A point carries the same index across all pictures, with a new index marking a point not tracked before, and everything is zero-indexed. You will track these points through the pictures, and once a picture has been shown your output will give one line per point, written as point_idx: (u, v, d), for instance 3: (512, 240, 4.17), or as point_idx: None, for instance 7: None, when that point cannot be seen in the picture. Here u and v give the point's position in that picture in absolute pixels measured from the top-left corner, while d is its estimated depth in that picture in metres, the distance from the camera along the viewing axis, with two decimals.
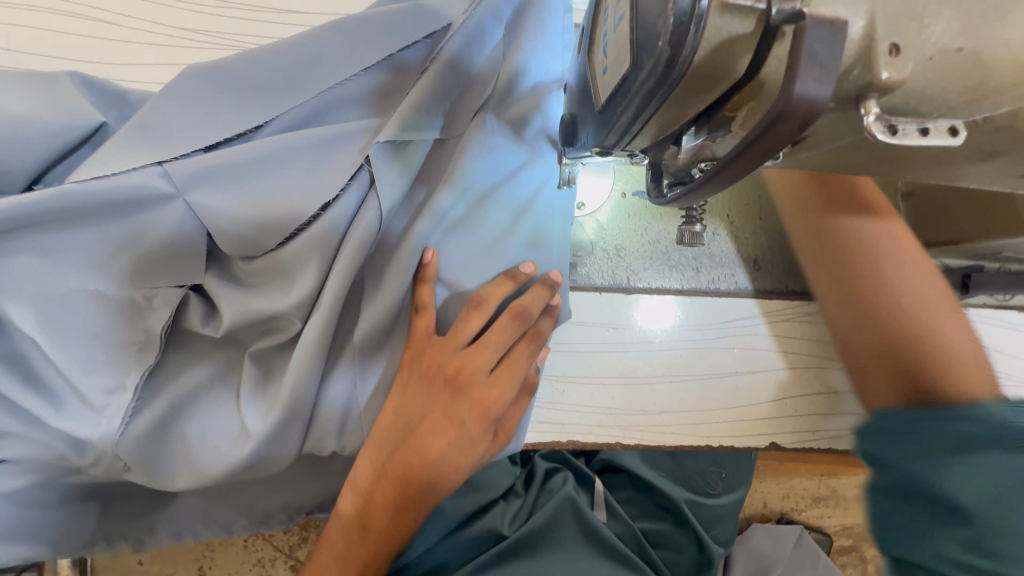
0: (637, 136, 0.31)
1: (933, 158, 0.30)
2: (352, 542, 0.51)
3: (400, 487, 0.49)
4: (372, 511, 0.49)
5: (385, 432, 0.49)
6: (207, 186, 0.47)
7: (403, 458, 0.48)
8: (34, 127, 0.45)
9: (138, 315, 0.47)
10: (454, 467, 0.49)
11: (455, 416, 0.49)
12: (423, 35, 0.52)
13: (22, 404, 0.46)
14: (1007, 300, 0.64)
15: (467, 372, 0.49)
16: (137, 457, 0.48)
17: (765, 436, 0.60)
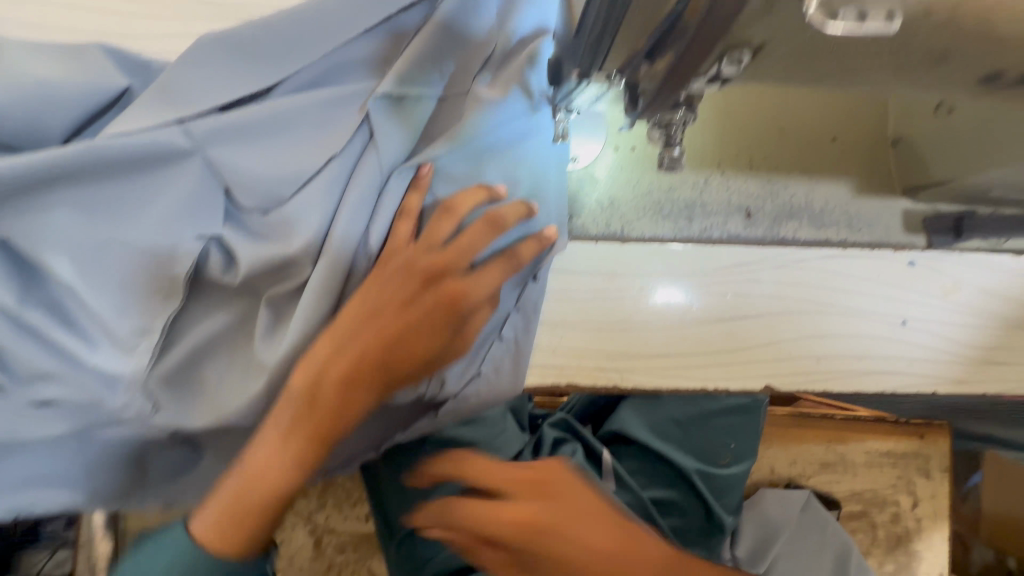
0: (608, 52, 0.34)
1: (887, 62, 0.32)
2: (301, 415, 0.49)
3: (364, 370, 0.50)
4: (328, 382, 0.49)
5: (352, 316, 0.50)
6: (224, 142, 0.50)
7: (372, 336, 0.50)
8: (66, 90, 0.48)
9: (163, 265, 0.50)
10: (420, 353, 0.52)
11: (424, 304, 0.52)
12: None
13: (63, 345, 0.50)
14: (1001, 244, 0.65)
15: (441, 269, 0.52)
16: (164, 392, 0.54)
17: (759, 379, 0.63)
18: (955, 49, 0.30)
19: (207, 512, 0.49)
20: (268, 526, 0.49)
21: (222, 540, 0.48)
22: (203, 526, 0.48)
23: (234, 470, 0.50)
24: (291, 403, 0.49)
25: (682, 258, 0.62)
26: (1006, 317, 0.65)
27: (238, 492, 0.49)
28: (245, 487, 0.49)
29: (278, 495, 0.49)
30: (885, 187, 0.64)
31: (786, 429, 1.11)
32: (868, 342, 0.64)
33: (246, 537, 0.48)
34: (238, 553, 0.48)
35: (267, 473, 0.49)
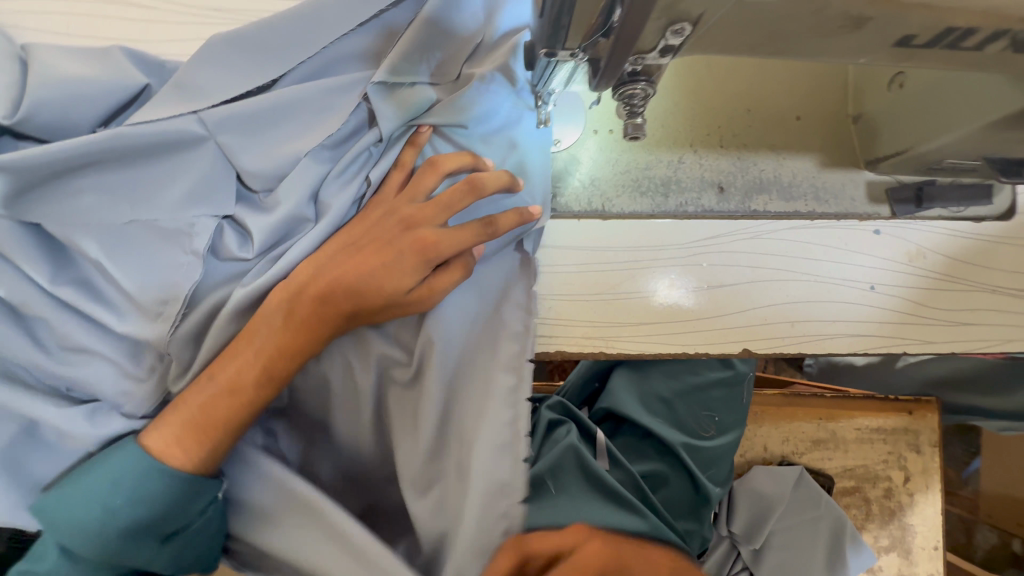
0: (568, 29, 0.37)
1: (808, 26, 0.36)
2: (271, 332, 0.55)
3: (331, 292, 0.55)
4: (300, 305, 0.55)
5: (336, 245, 0.57)
6: (234, 131, 0.56)
7: (346, 266, 0.55)
8: (94, 86, 0.54)
9: (181, 241, 0.56)
10: (381, 289, 0.55)
11: (396, 244, 0.56)
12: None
13: (92, 315, 0.56)
14: (962, 211, 0.69)
15: (419, 218, 0.56)
16: (184, 357, 0.58)
17: (737, 343, 0.67)
18: (868, 13, 0.35)
19: (173, 413, 0.56)
20: (222, 431, 0.56)
21: (181, 438, 0.55)
22: (158, 435, 0.55)
23: (202, 376, 0.57)
24: (272, 314, 0.55)
25: (659, 231, 0.67)
26: (967, 279, 0.69)
27: (201, 398, 0.55)
28: (208, 391, 0.55)
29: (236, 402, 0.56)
30: (849, 159, 0.68)
31: (778, 407, 1.15)
32: (838, 306, 0.68)
33: (202, 438, 0.55)
34: (191, 452, 0.55)
35: (229, 379, 0.55)
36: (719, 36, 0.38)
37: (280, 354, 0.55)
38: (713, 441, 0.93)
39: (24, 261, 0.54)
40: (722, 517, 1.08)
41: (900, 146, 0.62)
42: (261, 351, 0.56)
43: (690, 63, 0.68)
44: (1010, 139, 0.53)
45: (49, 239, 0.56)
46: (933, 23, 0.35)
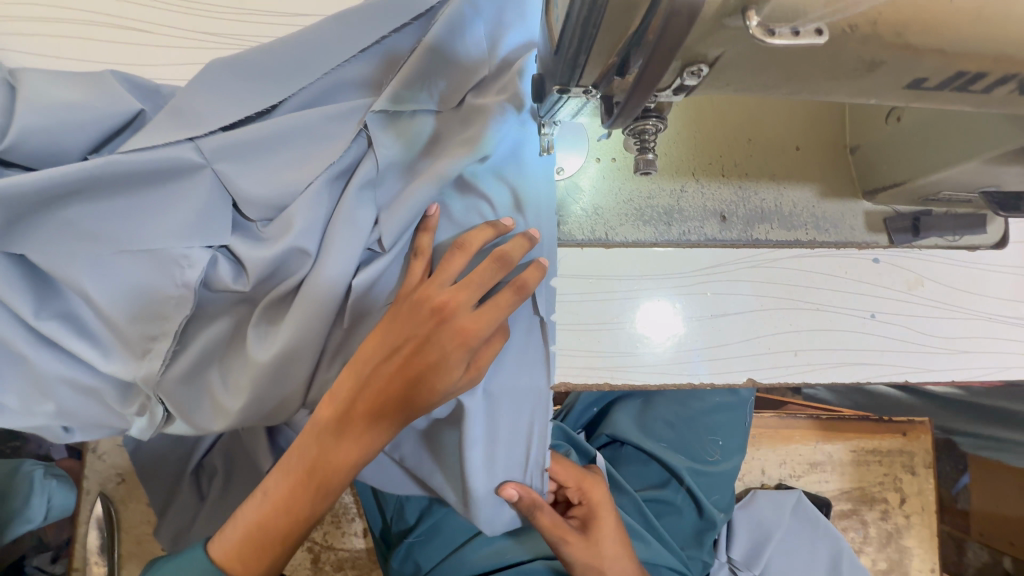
0: (585, 66, 0.36)
1: (822, 69, 0.35)
2: (323, 450, 0.50)
3: (381, 401, 0.49)
4: (356, 413, 0.49)
5: (374, 350, 0.50)
6: (232, 157, 0.55)
7: (388, 371, 0.49)
8: (84, 112, 0.52)
9: (173, 274, 0.54)
10: (435, 389, 0.49)
11: (437, 342, 0.48)
12: (411, 18, 0.60)
13: (76, 352, 0.54)
14: (957, 240, 0.70)
15: (450, 305, 0.49)
16: (173, 397, 0.56)
17: (741, 373, 0.67)
18: (883, 57, 0.34)
19: (233, 528, 0.51)
20: (281, 549, 0.50)
21: (245, 558, 0.49)
22: (223, 546, 0.50)
23: (257, 491, 0.52)
24: (322, 428, 0.50)
25: (663, 259, 0.67)
26: (963, 308, 0.70)
27: (253, 513, 0.50)
28: (266, 507, 0.50)
29: (296, 521, 0.50)
30: (846, 190, 0.69)
31: (775, 431, 1.14)
32: (841, 334, 0.69)
33: (259, 557, 0.49)
34: (262, 571, 0.49)
35: (290, 502, 0.50)
36: (732, 81, 0.37)
37: (336, 473, 0.50)
38: (717, 466, 0.93)
39: (5, 297, 0.52)
40: (720, 544, 1.06)
41: (898, 178, 0.62)
42: (318, 474, 0.50)
43: (687, 102, 0.68)
44: (1006, 172, 0.54)
45: (33, 273, 0.53)
46: (946, 67, 0.35)
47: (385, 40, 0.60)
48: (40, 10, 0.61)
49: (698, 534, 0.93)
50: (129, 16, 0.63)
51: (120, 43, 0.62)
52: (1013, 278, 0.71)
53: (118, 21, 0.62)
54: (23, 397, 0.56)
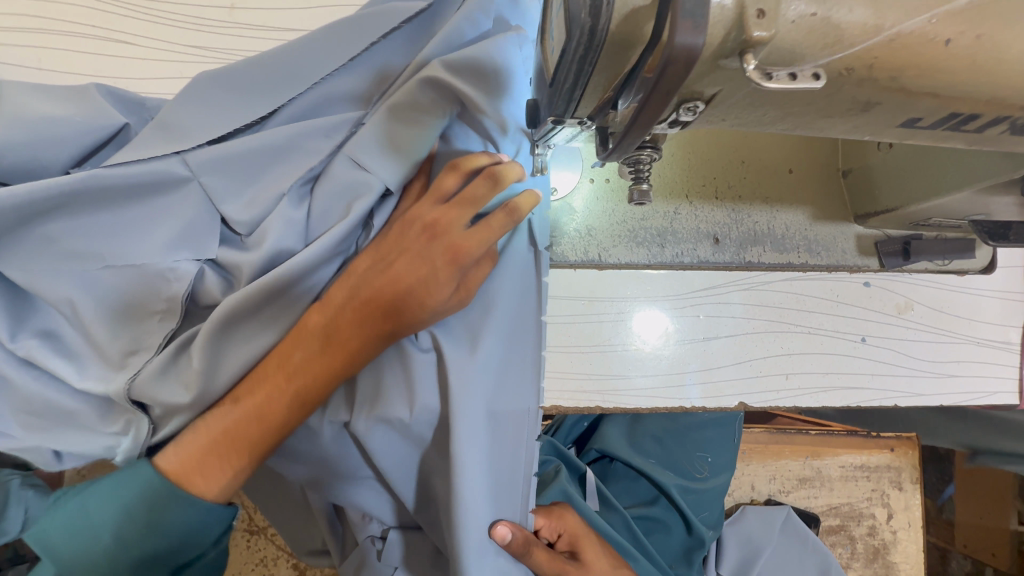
0: (581, 100, 0.36)
1: (816, 106, 0.35)
2: (307, 359, 0.48)
3: (367, 314, 0.47)
4: (341, 324, 0.48)
5: (366, 265, 0.49)
6: (217, 170, 0.53)
7: (377, 282, 0.48)
8: (67, 127, 0.51)
9: (159, 287, 0.52)
10: (420, 304, 0.47)
11: (426, 257, 0.47)
12: (401, 21, 0.58)
13: (49, 367, 0.52)
14: (948, 265, 0.70)
15: (443, 221, 0.48)
16: (148, 392, 0.51)
17: (733, 397, 0.67)
18: (878, 98, 0.34)
19: (198, 433, 0.48)
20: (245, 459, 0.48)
21: (206, 463, 0.48)
22: (183, 452, 0.48)
23: (227, 400, 0.49)
24: (306, 337, 0.48)
25: (656, 281, 0.67)
26: (952, 331, 0.71)
27: (226, 418, 0.48)
28: (235, 414, 0.48)
29: (264, 430, 0.48)
30: (838, 214, 0.69)
31: (765, 446, 1.15)
32: (832, 357, 0.69)
33: (225, 462, 0.48)
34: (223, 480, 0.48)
35: (259, 411, 0.48)
36: (727, 118, 0.37)
37: (312, 386, 0.48)
38: (705, 483, 0.93)
39: None
40: (710, 560, 1.06)
41: (890, 205, 0.62)
42: (293, 384, 0.48)
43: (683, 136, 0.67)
44: (995, 202, 0.54)
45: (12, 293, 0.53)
46: (941, 108, 0.35)
47: (374, 50, 0.58)
48: (23, 21, 0.60)
49: (686, 553, 0.91)
50: (113, 28, 0.61)
51: (106, 56, 0.61)
52: (999, 302, 0.72)
53: (103, 33, 0.61)
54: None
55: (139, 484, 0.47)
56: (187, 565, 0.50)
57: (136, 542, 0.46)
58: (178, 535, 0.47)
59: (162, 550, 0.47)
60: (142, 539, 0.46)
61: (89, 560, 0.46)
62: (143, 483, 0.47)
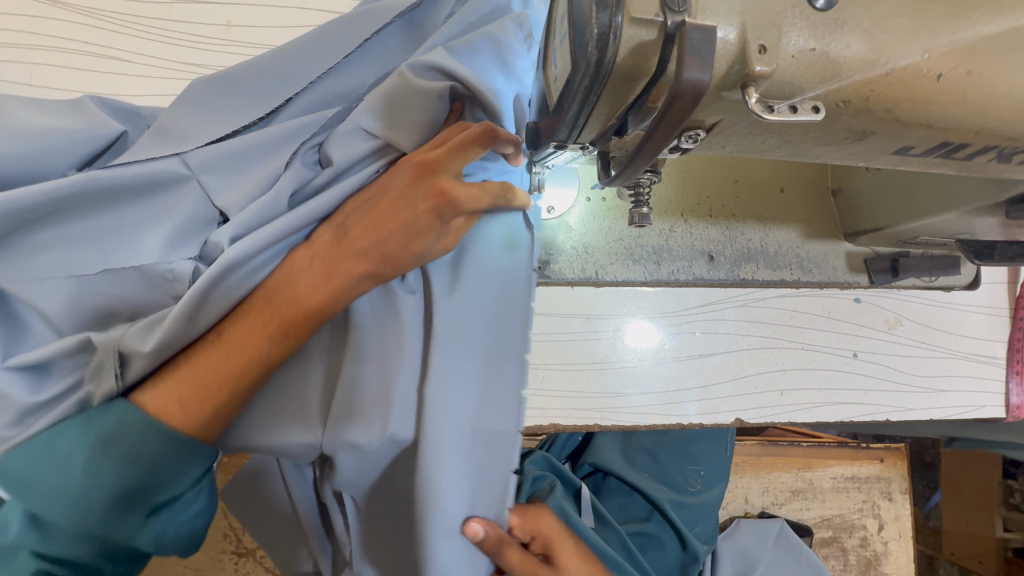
0: (584, 128, 0.36)
1: (814, 135, 0.36)
2: (291, 294, 0.47)
3: (354, 251, 0.47)
4: (326, 259, 0.48)
5: (354, 206, 0.50)
6: (216, 177, 0.53)
7: (365, 218, 0.48)
8: (62, 137, 0.50)
9: (160, 288, 0.50)
10: (403, 244, 0.47)
11: (409, 199, 0.47)
12: (395, 20, 0.57)
13: (34, 356, 0.49)
14: (934, 281, 0.72)
15: (431, 163, 0.46)
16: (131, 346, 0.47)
17: (730, 414, 0.68)
18: (872, 128, 0.35)
19: (175, 371, 0.47)
20: (220, 398, 0.46)
21: (180, 401, 0.46)
22: (159, 392, 0.47)
23: (206, 338, 0.48)
24: (291, 273, 0.48)
25: (652, 298, 0.68)
26: (940, 346, 0.72)
27: (206, 356, 0.47)
28: (213, 351, 0.47)
29: (241, 367, 0.46)
30: (829, 232, 0.71)
31: (758, 458, 1.15)
32: (825, 373, 0.70)
33: (204, 401, 0.46)
34: (194, 421, 0.46)
35: (237, 346, 0.47)
36: (727, 145, 0.37)
37: (292, 322, 0.47)
38: (698, 497, 0.93)
39: None
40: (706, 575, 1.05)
41: (879, 223, 0.64)
42: (274, 320, 0.47)
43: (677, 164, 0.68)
44: (980, 222, 0.56)
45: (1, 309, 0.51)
46: (932, 137, 0.36)
47: (366, 46, 0.57)
48: (16, 38, 0.59)
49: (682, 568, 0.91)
50: (106, 45, 0.60)
51: (100, 72, 0.60)
52: (984, 318, 0.73)
53: (97, 49, 0.60)
54: None
55: (113, 419, 0.46)
56: (164, 506, 0.48)
57: (111, 477, 0.45)
58: (151, 475, 0.46)
59: (138, 487, 0.46)
60: (117, 475, 0.45)
61: (63, 497, 0.45)
62: (117, 418, 0.46)
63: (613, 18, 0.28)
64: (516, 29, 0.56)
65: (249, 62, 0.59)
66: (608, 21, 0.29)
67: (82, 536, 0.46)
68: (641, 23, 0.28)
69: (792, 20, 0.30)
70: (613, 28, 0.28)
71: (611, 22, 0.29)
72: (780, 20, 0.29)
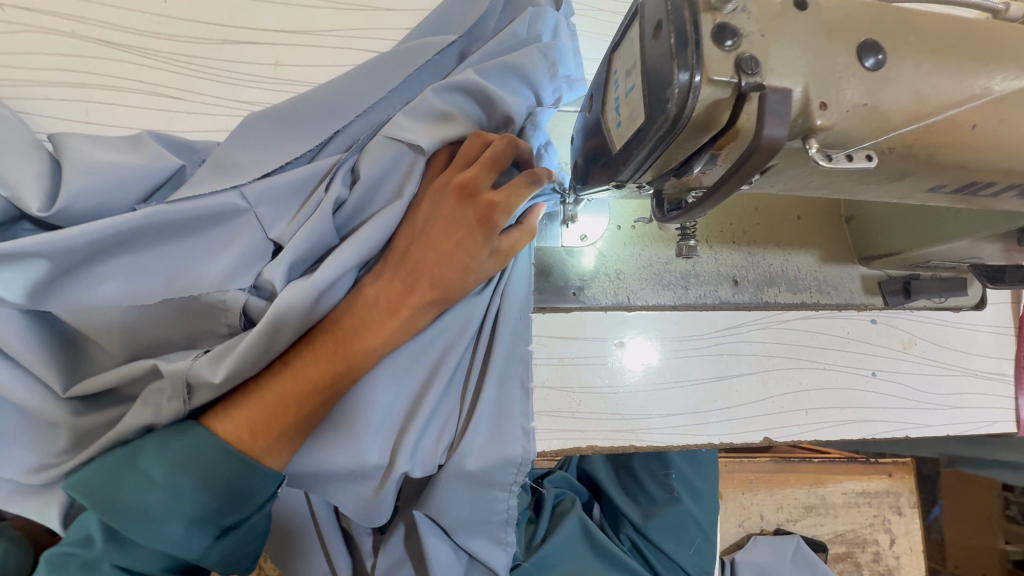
0: (647, 169, 0.39)
1: (859, 177, 0.39)
2: (361, 322, 0.51)
3: (421, 282, 0.52)
4: (391, 288, 0.52)
5: (409, 234, 0.54)
6: (272, 210, 0.55)
7: (422, 245, 0.52)
8: (127, 172, 0.51)
9: (218, 316, 0.52)
10: (464, 270, 0.52)
11: (460, 221, 0.51)
12: (433, 56, 0.60)
13: (101, 385, 0.50)
14: (944, 302, 0.75)
15: (470, 183, 0.51)
16: (196, 374, 0.49)
17: (759, 432, 0.70)
18: (912, 170, 0.38)
19: (247, 401, 0.49)
20: (299, 421, 0.50)
21: (257, 426, 0.49)
22: (233, 421, 0.49)
23: (275, 367, 0.51)
24: (358, 302, 0.52)
25: (680, 321, 0.70)
26: (952, 364, 0.76)
27: (277, 384, 0.50)
28: (284, 378, 0.50)
29: (318, 392, 0.50)
30: (844, 256, 0.74)
31: (771, 475, 1.17)
32: (847, 392, 0.73)
33: (282, 425, 0.49)
34: (274, 444, 0.49)
35: (309, 372, 0.50)
36: (776, 185, 0.40)
37: (364, 348, 0.51)
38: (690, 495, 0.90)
39: (37, 371, 0.49)
40: None
41: (894, 249, 0.67)
42: (344, 345, 0.50)
43: (715, 215, 0.71)
44: (995, 248, 0.60)
45: (60, 342, 0.52)
46: (965, 178, 0.39)
47: (409, 81, 0.60)
48: (71, 77, 0.61)
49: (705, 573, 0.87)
50: (159, 83, 0.62)
51: (152, 109, 0.62)
52: (991, 337, 0.77)
53: (150, 88, 0.62)
54: (37, 470, 0.52)
55: (190, 441, 0.47)
56: (234, 527, 0.49)
57: (188, 497, 0.46)
58: (225, 497, 0.47)
59: (212, 506, 0.47)
60: (194, 495, 0.46)
61: (138, 521, 0.45)
62: (194, 439, 0.47)
63: (693, 78, 0.31)
64: (542, 59, 0.60)
65: (297, 95, 0.61)
66: (688, 80, 0.31)
67: (158, 554, 0.47)
68: (718, 84, 0.31)
69: (846, 78, 0.33)
70: (692, 87, 0.31)
71: (691, 82, 0.31)
72: (837, 79, 0.33)
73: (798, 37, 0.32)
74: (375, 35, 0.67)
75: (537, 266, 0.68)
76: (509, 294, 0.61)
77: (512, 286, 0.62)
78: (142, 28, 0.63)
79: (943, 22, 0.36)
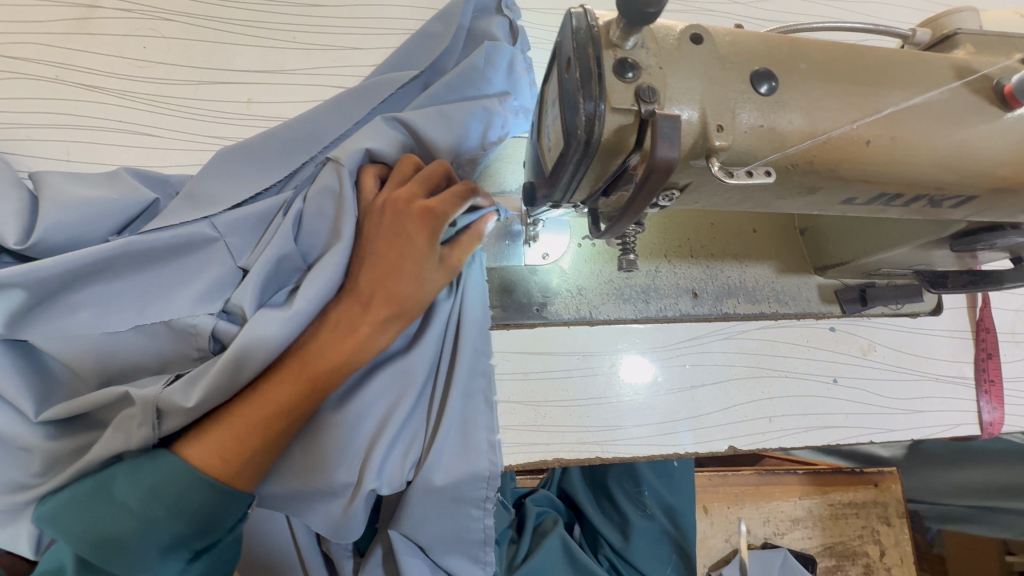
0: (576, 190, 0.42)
1: (772, 191, 0.42)
2: (322, 345, 0.53)
3: (378, 301, 0.54)
4: (350, 310, 0.54)
5: (359, 256, 0.56)
6: (241, 239, 0.58)
7: (372, 263, 0.54)
8: (102, 206, 0.55)
9: (189, 340, 0.54)
10: (421, 287, 0.54)
11: (400, 232, 0.53)
12: (395, 89, 0.64)
13: (74, 409, 0.52)
14: (901, 308, 0.78)
15: (403, 196, 0.53)
16: (167, 399, 0.51)
17: (726, 441, 0.71)
18: (821, 184, 0.41)
19: (213, 429, 0.51)
20: (267, 446, 0.51)
21: (225, 453, 0.50)
22: (201, 448, 0.50)
23: (241, 395, 0.52)
24: (319, 325, 0.54)
25: (643, 334, 0.73)
26: (913, 369, 0.78)
27: (243, 413, 0.51)
28: (250, 406, 0.51)
29: (284, 417, 0.51)
30: (799, 267, 0.77)
31: (756, 488, 1.17)
32: (811, 399, 0.74)
33: (250, 451, 0.50)
34: (242, 469, 0.50)
35: (274, 397, 0.51)
36: (699, 202, 0.43)
37: (325, 370, 0.52)
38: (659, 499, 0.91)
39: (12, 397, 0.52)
40: None
41: (842, 258, 0.70)
42: (305, 368, 0.52)
43: (666, 232, 0.74)
44: (932, 254, 0.63)
45: (35, 369, 0.54)
46: (872, 191, 0.42)
47: (372, 115, 0.64)
48: (55, 119, 0.65)
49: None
50: (138, 122, 0.66)
51: (131, 146, 0.66)
52: (949, 342, 0.79)
53: (129, 127, 0.66)
54: (7, 494, 0.53)
55: (158, 470, 0.48)
56: (208, 549, 0.51)
57: (160, 525, 0.48)
58: (196, 523, 0.49)
59: (184, 533, 0.48)
60: (166, 523, 0.48)
61: (114, 550, 0.47)
62: (166, 470, 0.48)
63: (597, 107, 0.35)
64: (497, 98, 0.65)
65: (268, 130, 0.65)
66: (593, 109, 0.35)
67: None
68: (619, 112, 0.34)
69: (742, 105, 0.37)
70: (597, 114, 0.35)
71: (596, 110, 0.35)
72: (733, 106, 0.36)
73: (693, 70, 0.36)
74: (343, 72, 0.71)
75: (501, 284, 0.70)
76: (469, 307, 0.63)
77: (472, 299, 0.64)
78: (124, 72, 0.67)
79: (835, 51, 0.40)
